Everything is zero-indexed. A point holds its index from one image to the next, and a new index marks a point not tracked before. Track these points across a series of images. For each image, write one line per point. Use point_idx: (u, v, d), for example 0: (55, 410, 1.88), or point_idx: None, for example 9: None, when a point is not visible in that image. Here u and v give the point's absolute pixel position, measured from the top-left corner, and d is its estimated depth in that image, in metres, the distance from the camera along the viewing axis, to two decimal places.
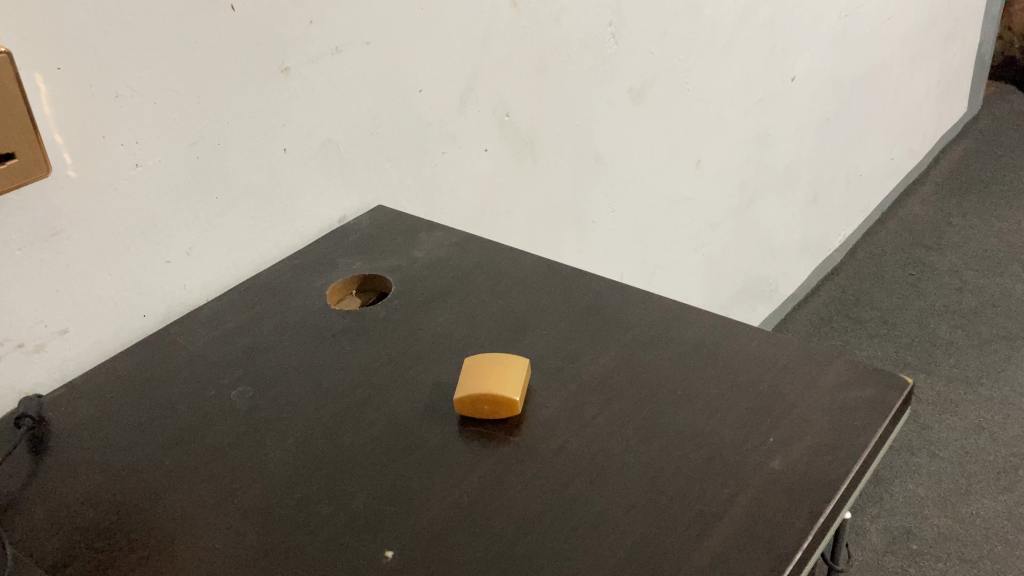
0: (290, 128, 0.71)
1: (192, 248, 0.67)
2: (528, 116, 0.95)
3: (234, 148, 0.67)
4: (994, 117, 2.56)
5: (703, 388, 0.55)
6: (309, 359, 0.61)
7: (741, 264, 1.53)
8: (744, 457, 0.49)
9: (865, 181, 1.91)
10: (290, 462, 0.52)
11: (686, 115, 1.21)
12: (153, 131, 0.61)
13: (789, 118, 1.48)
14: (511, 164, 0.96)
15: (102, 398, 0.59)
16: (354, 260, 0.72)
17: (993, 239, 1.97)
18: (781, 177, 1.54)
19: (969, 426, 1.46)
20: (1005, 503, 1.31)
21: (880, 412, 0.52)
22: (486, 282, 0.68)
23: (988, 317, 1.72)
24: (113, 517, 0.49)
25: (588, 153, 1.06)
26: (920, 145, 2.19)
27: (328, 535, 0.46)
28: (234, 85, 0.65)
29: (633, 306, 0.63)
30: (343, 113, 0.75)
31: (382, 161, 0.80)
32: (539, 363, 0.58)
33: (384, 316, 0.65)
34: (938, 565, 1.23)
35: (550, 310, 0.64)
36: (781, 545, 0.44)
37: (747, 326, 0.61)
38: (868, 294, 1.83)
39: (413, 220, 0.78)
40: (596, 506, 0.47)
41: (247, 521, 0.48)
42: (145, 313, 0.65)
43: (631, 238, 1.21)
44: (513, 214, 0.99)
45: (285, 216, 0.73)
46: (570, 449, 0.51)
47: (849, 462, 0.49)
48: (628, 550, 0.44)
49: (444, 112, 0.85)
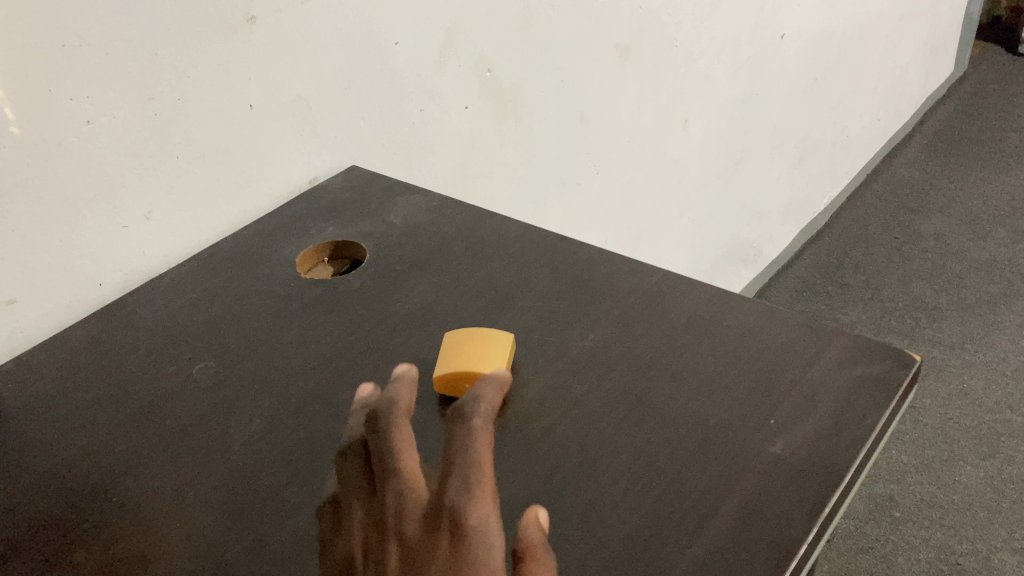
0: (256, 83, 0.66)
1: (152, 211, 0.62)
2: (512, 72, 0.90)
3: (196, 103, 0.62)
4: (980, 77, 2.53)
5: (699, 365, 0.52)
6: (278, 332, 0.57)
7: (726, 228, 1.50)
8: (743, 440, 0.46)
9: (851, 143, 1.88)
10: (256, 445, 0.48)
11: (674, 73, 1.17)
12: (107, 84, 0.57)
13: (778, 77, 1.44)
14: (494, 123, 0.91)
15: (55, 372, 0.55)
16: (325, 225, 0.67)
17: (976, 202, 1.95)
18: (767, 139, 1.50)
19: (952, 391, 1.44)
20: (987, 469, 1.30)
21: (887, 392, 0.49)
22: (467, 250, 0.64)
23: (972, 282, 1.70)
24: (65, 506, 0.46)
25: (573, 112, 1.02)
26: (906, 107, 2.16)
27: (297, 526, 0.43)
28: (196, 36, 0.60)
29: (624, 276, 0.60)
30: (313, 67, 0.70)
31: (356, 119, 0.76)
32: (524, 338, 0.55)
33: (359, 286, 0.61)
34: (920, 532, 1.22)
35: (536, 280, 0.60)
36: (783, 541, 0.41)
37: (745, 299, 0.57)
38: (852, 258, 1.81)
39: (388, 183, 0.74)
40: (586, 496, 0.44)
41: (209, 511, 0.45)
42: (101, 282, 0.61)
43: (615, 202, 1.18)
44: (494, 176, 0.95)
45: (252, 177, 0.68)
46: (557, 432, 0.48)
47: (855, 447, 0.46)
48: (620, 545, 0.41)
49: (422, 67, 0.80)
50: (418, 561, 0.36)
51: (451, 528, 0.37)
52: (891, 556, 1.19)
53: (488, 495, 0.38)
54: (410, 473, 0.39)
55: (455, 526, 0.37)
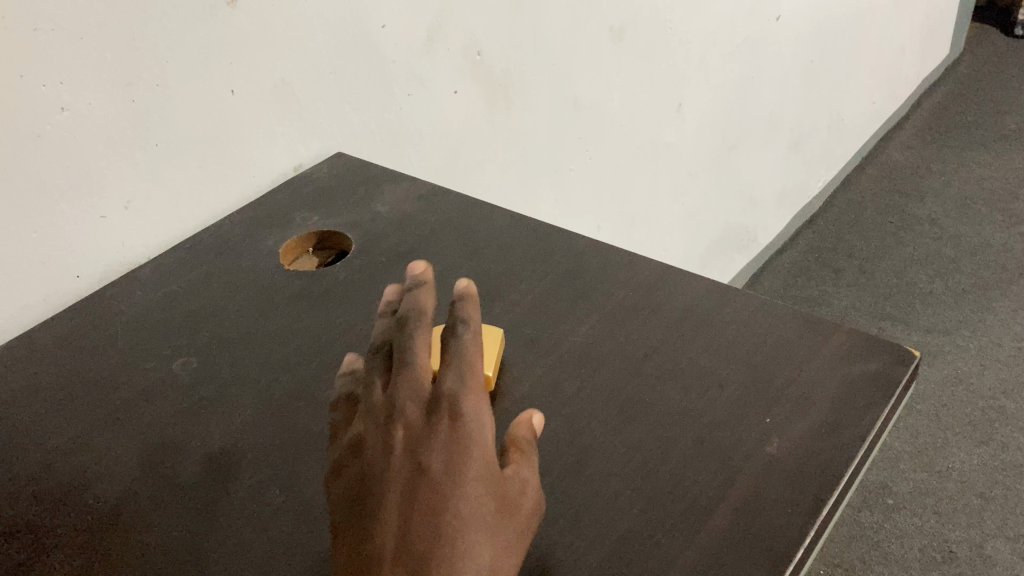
0: (238, 69, 0.64)
1: (131, 201, 0.61)
2: (503, 55, 0.88)
3: (175, 90, 0.60)
4: (976, 59, 2.51)
5: (692, 361, 0.50)
6: (261, 327, 0.55)
7: (720, 213, 1.48)
8: (738, 440, 0.45)
9: (846, 126, 1.86)
10: (237, 445, 0.47)
11: (668, 57, 1.15)
12: (82, 71, 0.55)
13: (773, 60, 1.42)
14: (484, 108, 0.89)
15: (31, 368, 0.54)
16: (310, 214, 0.66)
17: (972, 185, 1.94)
18: (763, 123, 1.48)
19: (946, 377, 1.43)
20: (981, 455, 1.29)
21: (886, 389, 0.48)
22: (456, 241, 0.62)
23: (967, 267, 1.69)
24: (40, 508, 0.44)
25: (566, 97, 1.00)
26: (902, 89, 2.15)
27: (278, 530, 0.42)
28: (175, 21, 0.58)
29: (617, 268, 0.58)
30: (298, 51, 0.68)
31: (342, 105, 0.74)
32: (513, 333, 0.53)
33: (345, 278, 0.59)
34: (913, 520, 1.21)
35: (526, 273, 0.59)
36: (779, 545, 0.40)
37: (741, 292, 0.56)
38: (846, 242, 1.80)
39: (375, 171, 0.72)
40: (576, 498, 0.43)
41: (188, 514, 0.43)
42: (78, 274, 0.60)
43: (608, 188, 1.16)
44: (485, 162, 0.93)
45: (234, 165, 0.67)
46: (546, 431, 0.46)
47: (853, 446, 0.44)
48: (611, 550, 0.40)
49: (411, 51, 0.78)
50: (420, 446, 0.38)
51: (451, 414, 0.38)
52: (884, 544, 1.18)
53: (481, 382, 0.40)
54: (414, 355, 0.41)
55: (453, 413, 0.38)
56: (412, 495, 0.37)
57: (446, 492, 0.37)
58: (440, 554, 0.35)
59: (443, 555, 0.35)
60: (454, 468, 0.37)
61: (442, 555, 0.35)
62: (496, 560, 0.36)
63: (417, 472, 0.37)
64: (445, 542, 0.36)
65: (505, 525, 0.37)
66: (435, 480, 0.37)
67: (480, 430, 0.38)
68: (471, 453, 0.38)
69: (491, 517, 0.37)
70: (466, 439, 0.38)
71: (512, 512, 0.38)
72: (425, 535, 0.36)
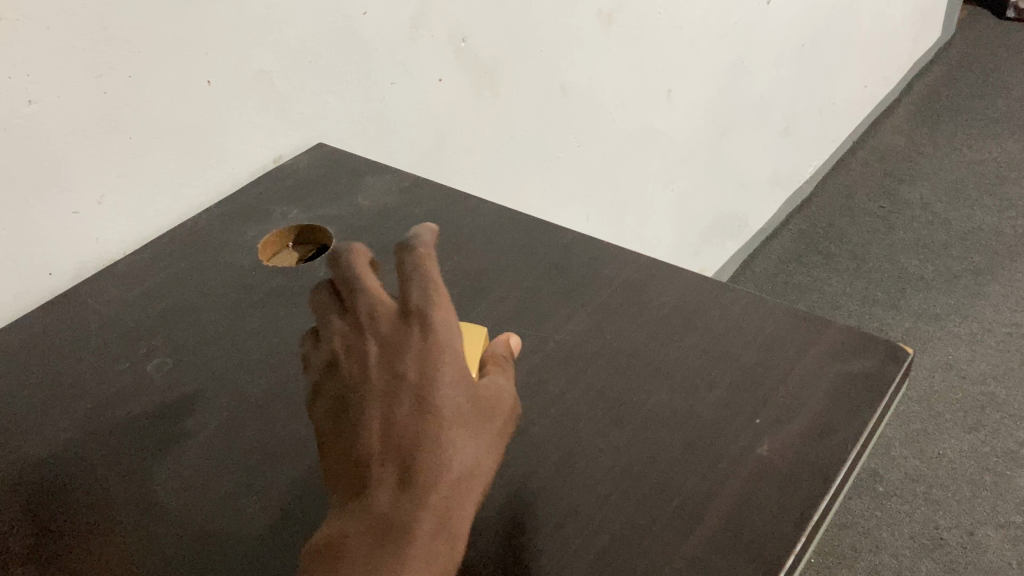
0: (215, 58, 0.62)
1: (104, 196, 0.60)
2: (489, 42, 0.86)
3: (149, 80, 0.59)
4: (968, 41, 2.50)
5: (681, 359, 0.49)
6: (240, 326, 0.54)
7: (711, 199, 1.47)
8: (727, 441, 0.44)
9: (838, 110, 1.85)
10: (214, 447, 0.46)
11: (658, 41, 1.13)
12: (50, 61, 0.53)
13: (765, 44, 1.40)
14: (470, 96, 0.88)
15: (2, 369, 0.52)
16: (290, 208, 0.64)
17: (963, 169, 1.93)
18: (754, 108, 1.47)
19: (937, 363, 1.43)
20: (971, 442, 1.29)
21: (879, 388, 0.46)
22: (440, 235, 0.61)
23: (958, 251, 1.68)
24: (9, 513, 0.43)
25: (554, 84, 0.99)
26: (894, 72, 2.13)
27: (256, 537, 0.41)
28: (147, 9, 0.56)
29: (604, 263, 0.57)
30: (277, 39, 0.66)
31: (324, 94, 0.72)
32: (498, 331, 0.52)
33: (326, 274, 0.58)
34: (903, 506, 1.21)
35: (511, 268, 0.57)
36: (770, 551, 0.38)
37: (731, 287, 0.55)
38: (837, 227, 1.79)
39: (357, 162, 0.70)
40: (562, 502, 0.41)
41: (162, 519, 0.42)
42: (51, 272, 0.59)
43: (598, 175, 1.15)
44: (472, 151, 0.91)
45: (212, 157, 0.65)
46: (532, 433, 0.45)
47: (846, 447, 0.43)
48: (597, 555, 0.39)
49: (394, 38, 0.76)
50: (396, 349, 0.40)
51: (419, 320, 0.40)
52: (875, 531, 1.18)
53: (440, 286, 0.41)
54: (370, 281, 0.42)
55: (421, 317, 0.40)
56: (394, 398, 0.39)
57: (424, 393, 0.39)
58: (426, 452, 0.38)
59: (428, 453, 0.38)
60: (430, 366, 0.39)
61: (427, 453, 0.38)
62: (474, 454, 0.39)
63: (395, 376, 0.39)
64: (430, 441, 0.38)
65: (480, 420, 0.40)
66: (413, 382, 0.39)
67: (447, 331, 0.40)
68: (443, 356, 0.39)
69: (468, 414, 0.40)
70: (436, 343, 0.39)
71: (484, 408, 0.40)
72: (410, 435, 0.38)
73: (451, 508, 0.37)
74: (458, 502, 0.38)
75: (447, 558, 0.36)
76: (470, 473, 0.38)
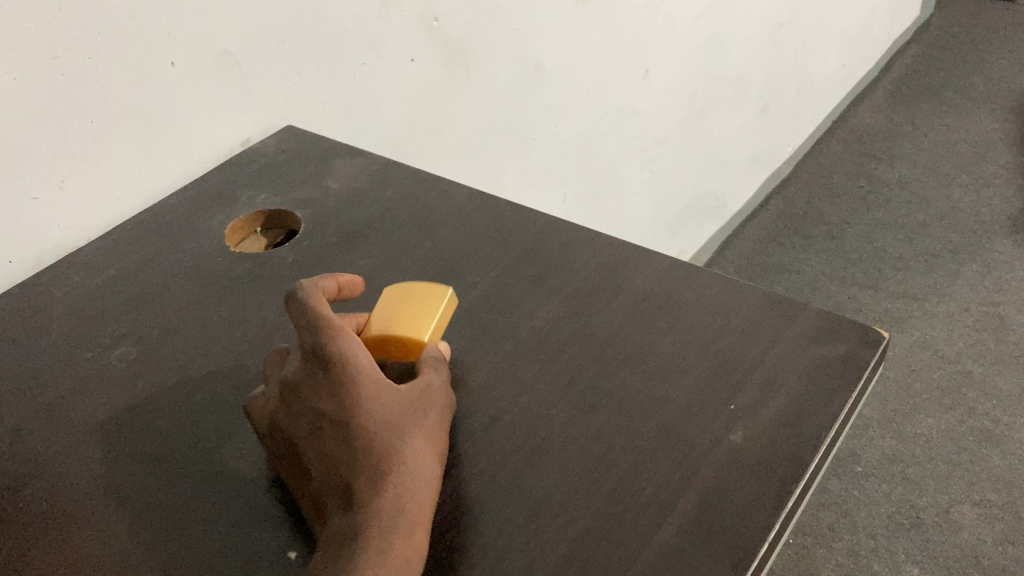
0: (177, 38, 0.60)
1: (65, 181, 0.58)
2: (461, 20, 0.85)
3: (108, 61, 0.57)
4: (945, 20, 2.50)
5: (655, 345, 0.49)
6: (206, 314, 0.53)
7: (688, 180, 1.46)
8: (702, 428, 0.43)
9: (815, 89, 1.85)
10: (178, 439, 0.45)
11: (633, 20, 1.12)
12: (4, 41, 0.52)
13: (741, 22, 1.39)
14: (442, 76, 0.86)
15: None
16: (257, 193, 0.63)
17: (940, 148, 1.93)
18: (731, 87, 1.46)
19: (914, 343, 1.43)
20: (948, 422, 1.29)
21: (853, 372, 0.46)
22: (411, 219, 0.60)
23: (935, 231, 1.68)
24: None
25: (528, 63, 0.97)
26: (871, 51, 2.13)
27: (220, 533, 0.39)
28: None
29: (577, 247, 0.56)
30: (241, 19, 0.64)
31: (291, 75, 0.71)
32: (468, 318, 0.51)
33: (293, 260, 0.57)
34: (881, 487, 1.21)
35: (484, 253, 0.56)
36: (744, 540, 0.38)
37: (705, 271, 0.54)
38: (815, 207, 1.79)
39: (327, 146, 0.69)
40: (534, 493, 0.41)
41: (125, 514, 0.41)
42: (11, 260, 0.58)
43: (572, 156, 1.13)
44: (444, 132, 0.90)
45: (176, 141, 0.64)
46: (502, 422, 0.45)
47: (821, 433, 0.43)
48: (569, 547, 0.38)
49: (363, 17, 0.74)
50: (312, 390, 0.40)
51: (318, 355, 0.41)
52: (853, 511, 1.18)
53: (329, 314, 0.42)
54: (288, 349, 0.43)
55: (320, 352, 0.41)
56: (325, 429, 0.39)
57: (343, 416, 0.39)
58: (362, 464, 0.38)
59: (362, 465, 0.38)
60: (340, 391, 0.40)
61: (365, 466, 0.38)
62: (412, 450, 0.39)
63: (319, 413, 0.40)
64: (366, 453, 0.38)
65: (414, 427, 0.40)
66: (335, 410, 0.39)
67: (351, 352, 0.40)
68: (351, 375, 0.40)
69: (399, 422, 0.40)
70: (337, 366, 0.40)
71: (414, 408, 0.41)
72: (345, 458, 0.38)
73: (397, 503, 0.37)
74: (407, 501, 0.37)
75: (406, 553, 0.35)
76: (414, 468, 0.38)
